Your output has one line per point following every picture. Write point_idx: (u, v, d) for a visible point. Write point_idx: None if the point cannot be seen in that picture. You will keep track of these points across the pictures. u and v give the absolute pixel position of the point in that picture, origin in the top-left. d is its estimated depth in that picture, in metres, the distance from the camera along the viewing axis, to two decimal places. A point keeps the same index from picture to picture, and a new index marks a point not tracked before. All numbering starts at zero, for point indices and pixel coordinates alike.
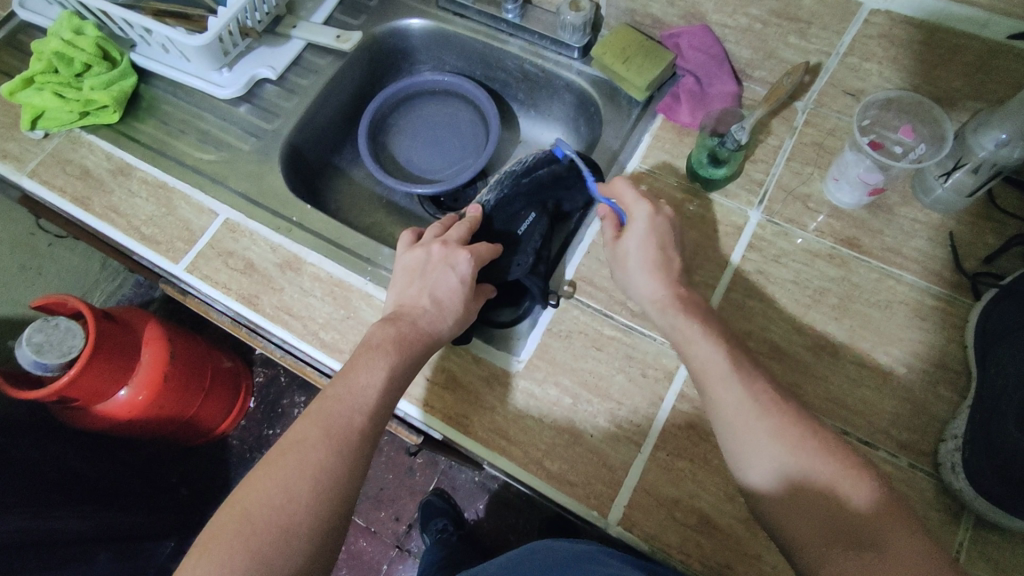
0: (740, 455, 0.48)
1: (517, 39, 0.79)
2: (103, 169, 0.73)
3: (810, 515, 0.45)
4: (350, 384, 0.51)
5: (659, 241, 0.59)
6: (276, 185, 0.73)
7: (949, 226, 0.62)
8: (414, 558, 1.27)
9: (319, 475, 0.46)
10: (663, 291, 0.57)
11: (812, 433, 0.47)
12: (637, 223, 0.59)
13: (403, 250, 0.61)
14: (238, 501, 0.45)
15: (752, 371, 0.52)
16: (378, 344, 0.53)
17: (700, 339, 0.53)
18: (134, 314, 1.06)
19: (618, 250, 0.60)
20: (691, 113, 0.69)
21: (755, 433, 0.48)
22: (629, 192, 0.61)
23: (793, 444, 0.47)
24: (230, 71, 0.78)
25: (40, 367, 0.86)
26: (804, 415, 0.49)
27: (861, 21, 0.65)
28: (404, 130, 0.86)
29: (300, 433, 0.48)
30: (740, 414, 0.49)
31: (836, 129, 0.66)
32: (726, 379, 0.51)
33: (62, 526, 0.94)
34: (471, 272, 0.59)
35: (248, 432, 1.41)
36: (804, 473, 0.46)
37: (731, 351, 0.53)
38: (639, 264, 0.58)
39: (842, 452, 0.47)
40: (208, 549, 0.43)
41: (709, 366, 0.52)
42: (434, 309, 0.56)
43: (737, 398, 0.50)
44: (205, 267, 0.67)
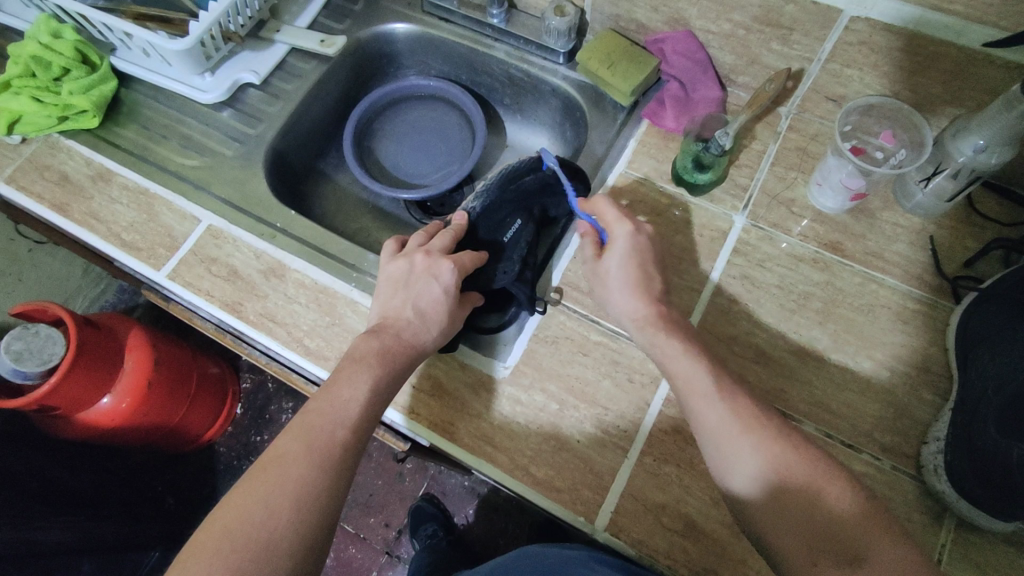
0: (723, 466, 0.48)
1: (503, 44, 0.79)
2: (83, 175, 0.72)
3: (790, 527, 0.45)
4: (333, 398, 0.51)
5: (640, 263, 0.58)
6: (260, 190, 0.73)
7: (930, 230, 0.62)
8: (404, 564, 1.26)
9: (301, 490, 0.46)
10: (644, 307, 0.56)
11: (797, 445, 0.48)
12: (617, 243, 0.59)
13: (387, 259, 0.61)
14: (218, 518, 0.45)
15: (732, 390, 0.51)
16: (361, 357, 0.53)
17: (680, 355, 0.53)
18: (117, 321, 1.05)
19: (598, 266, 0.60)
20: (676, 119, 0.69)
21: (741, 446, 0.47)
22: (610, 210, 0.60)
23: (779, 456, 0.47)
24: (213, 76, 0.77)
25: (19, 376, 0.85)
26: (788, 427, 0.49)
27: (839, 28, 0.63)
28: (389, 135, 0.85)
29: (282, 447, 0.48)
30: (722, 427, 0.48)
31: (819, 134, 0.67)
32: (709, 397, 0.50)
33: (44, 537, 0.93)
34: (454, 281, 0.58)
35: (235, 438, 1.40)
36: (787, 486, 0.46)
37: (710, 364, 0.52)
38: (620, 282, 0.58)
39: (828, 466, 0.47)
40: (187, 566, 0.42)
41: (691, 384, 0.51)
42: (418, 321, 0.56)
43: (720, 417, 0.49)
44: (188, 274, 0.66)
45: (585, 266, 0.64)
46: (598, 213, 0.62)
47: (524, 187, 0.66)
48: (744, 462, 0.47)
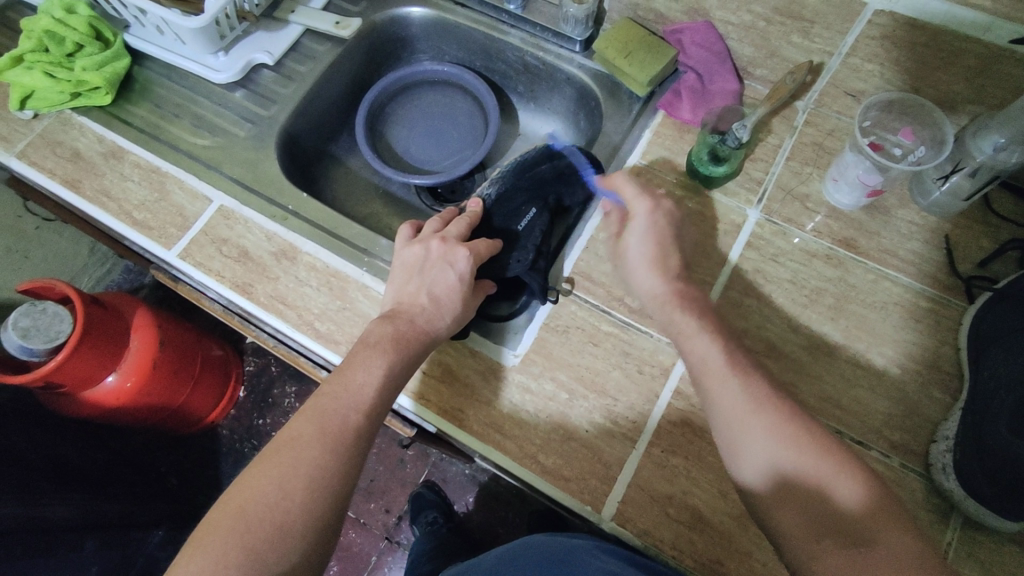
0: (732, 447, 0.49)
1: (519, 31, 0.78)
2: (95, 152, 0.72)
3: (792, 509, 0.46)
4: (346, 381, 0.51)
5: (660, 238, 0.59)
6: (272, 172, 0.72)
7: (945, 228, 0.62)
8: (403, 550, 1.27)
9: (314, 473, 0.46)
10: (662, 286, 0.57)
11: (809, 433, 0.48)
12: (637, 220, 0.59)
13: (402, 244, 0.61)
14: (233, 497, 0.45)
15: (750, 371, 0.51)
16: (375, 342, 0.53)
17: (699, 336, 0.53)
18: (123, 300, 1.05)
19: (620, 245, 0.61)
20: (693, 110, 0.69)
21: (751, 428, 0.48)
22: (629, 187, 0.61)
23: (789, 441, 0.47)
24: (226, 55, 0.76)
25: (26, 351, 0.85)
26: (801, 411, 0.49)
27: (864, 21, 0.67)
28: (401, 121, 0.85)
29: (296, 430, 0.48)
30: (735, 411, 0.49)
31: (836, 129, 0.66)
32: (722, 377, 0.51)
33: (48, 513, 0.92)
34: (469, 269, 0.58)
35: (238, 421, 1.40)
36: (792, 471, 0.46)
37: (726, 344, 0.53)
38: (638, 260, 0.59)
39: (841, 452, 0.47)
40: (203, 545, 0.43)
41: (708, 364, 0.52)
42: (432, 307, 0.56)
43: (733, 396, 0.50)
44: (199, 254, 0.66)
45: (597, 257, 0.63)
46: (616, 190, 0.62)
47: (539, 174, 0.68)
48: (753, 445, 0.48)
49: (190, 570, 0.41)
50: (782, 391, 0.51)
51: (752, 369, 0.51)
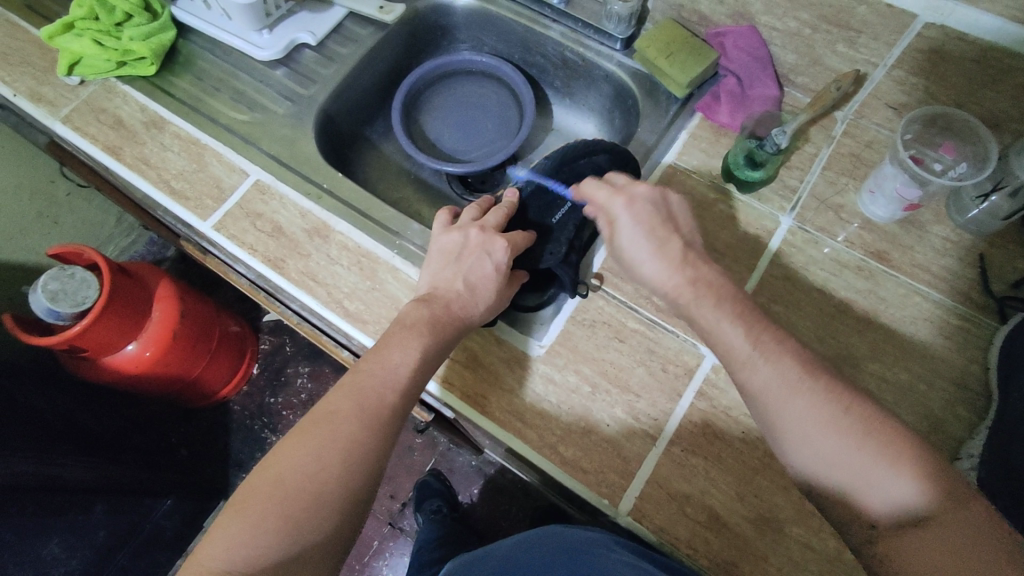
0: (773, 429, 0.48)
1: (560, 25, 0.78)
2: (137, 121, 0.73)
3: (849, 479, 0.45)
4: (384, 360, 0.51)
5: (649, 228, 0.56)
6: (308, 150, 0.73)
7: (980, 247, 0.61)
8: (406, 536, 1.27)
9: (351, 448, 0.47)
10: (677, 275, 0.54)
11: (849, 409, 0.46)
12: (620, 218, 0.57)
13: (440, 230, 0.61)
14: (271, 465, 0.46)
15: (781, 348, 0.49)
16: (411, 324, 0.53)
17: (723, 322, 0.51)
18: (148, 270, 1.07)
19: (617, 247, 0.58)
20: (731, 114, 0.68)
21: (789, 407, 0.47)
22: (598, 190, 0.59)
23: (830, 417, 0.46)
24: (270, 33, 0.77)
25: (53, 315, 0.86)
26: (842, 382, 0.48)
27: (912, 34, 0.66)
28: (436, 109, 0.86)
29: (334, 404, 0.49)
30: (770, 392, 0.48)
31: (875, 141, 0.65)
32: (751, 361, 0.49)
33: (66, 473, 0.93)
34: (506, 260, 0.58)
35: (250, 398, 1.42)
36: (843, 444, 0.45)
37: (753, 326, 0.51)
38: (639, 253, 0.56)
39: (888, 426, 0.45)
40: (242, 510, 0.44)
41: (733, 351, 0.50)
42: (468, 294, 0.57)
43: (765, 380, 0.48)
44: (233, 227, 0.67)
45: None
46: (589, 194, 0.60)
47: (576, 168, 0.66)
48: (795, 424, 0.46)
49: (230, 532, 0.43)
50: (818, 364, 0.49)
51: (781, 344, 0.50)
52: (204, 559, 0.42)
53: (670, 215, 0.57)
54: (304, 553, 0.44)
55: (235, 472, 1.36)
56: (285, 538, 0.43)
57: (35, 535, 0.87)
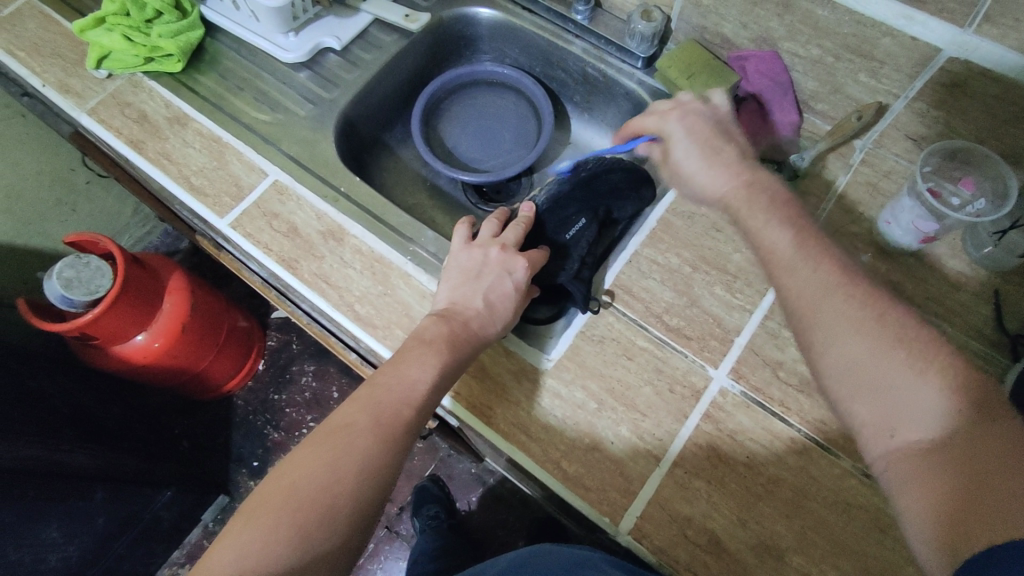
0: (803, 331, 0.46)
1: (582, 41, 0.79)
2: (162, 116, 0.74)
3: (873, 401, 0.42)
4: (402, 375, 0.52)
5: (702, 136, 0.60)
6: (328, 153, 0.74)
7: (995, 283, 0.61)
8: (402, 540, 1.27)
9: (366, 461, 0.48)
10: (729, 175, 0.57)
11: (889, 313, 0.43)
12: (674, 135, 0.61)
13: (460, 245, 0.62)
14: (285, 474, 0.47)
15: (823, 252, 0.48)
16: (431, 340, 0.55)
17: (772, 223, 0.51)
18: (161, 262, 1.08)
19: (673, 165, 0.62)
20: (750, 138, 0.71)
21: (822, 313, 0.45)
22: (648, 118, 0.65)
23: (868, 323, 0.43)
24: (296, 36, 0.79)
25: (66, 302, 0.88)
26: (886, 294, 0.45)
27: (934, 68, 0.59)
28: (455, 118, 0.86)
29: (351, 416, 0.50)
30: (807, 291, 0.46)
31: (892, 171, 0.65)
32: (791, 264, 0.48)
33: (70, 460, 0.94)
34: (525, 279, 0.60)
35: (254, 393, 1.42)
36: (874, 356, 0.42)
37: (801, 231, 0.50)
38: (697, 161, 0.59)
39: (915, 337, 0.42)
40: (255, 518, 0.44)
41: (776, 254, 0.49)
42: (486, 312, 0.58)
43: (805, 279, 0.47)
44: (249, 225, 0.68)
45: (639, 272, 0.64)
46: (643, 128, 0.66)
47: (595, 185, 0.66)
48: (826, 330, 0.44)
49: (241, 539, 0.43)
50: (860, 273, 0.47)
51: (824, 249, 0.48)
52: (213, 564, 0.42)
53: (720, 122, 0.62)
54: (314, 564, 0.44)
55: (236, 467, 1.37)
56: (295, 548, 0.43)
57: (30, 521, 0.86)
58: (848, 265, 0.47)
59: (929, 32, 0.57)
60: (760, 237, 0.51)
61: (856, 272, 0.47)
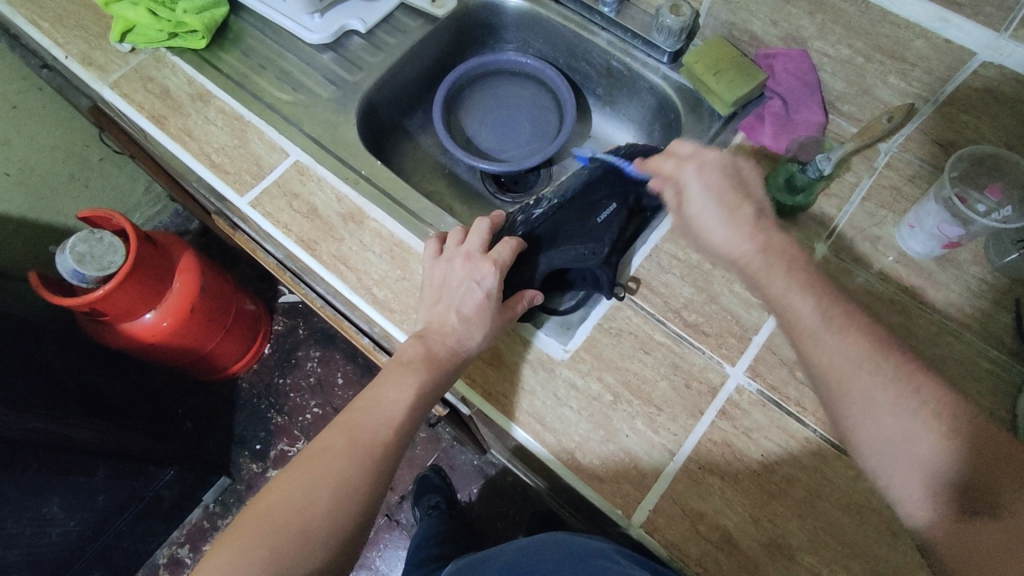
0: (832, 396, 0.47)
1: (608, 33, 0.78)
2: (184, 92, 0.74)
3: (910, 475, 0.44)
4: (379, 398, 0.55)
5: (720, 193, 0.54)
6: (349, 136, 0.74)
7: (1017, 292, 0.61)
8: (402, 529, 1.27)
9: (341, 483, 0.51)
10: (748, 242, 0.52)
11: (917, 387, 0.45)
12: (691, 184, 0.55)
13: (428, 261, 0.61)
14: (264, 499, 0.51)
15: (847, 318, 0.48)
16: (408, 360, 0.55)
17: (793, 292, 0.49)
18: (172, 241, 1.08)
19: (687, 219, 0.56)
20: (774, 137, 0.69)
21: (855, 383, 0.46)
22: (665, 162, 0.58)
23: (898, 393, 0.45)
24: (321, 18, 0.78)
25: (77, 276, 0.88)
26: (911, 361, 0.47)
27: (968, 71, 0.59)
28: (476, 107, 0.86)
29: (327, 440, 0.54)
30: (836, 364, 0.47)
31: (916, 176, 0.66)
32: (818, 334, 0.48)
33: (76, 435, 0.94)
34: (496, 283, 0.58)
35: (259, 376, 1.42)
36: (905, 425, 0.44)
37: (824, 299, 0.49)
38: (714, 222, 0.53)
39: (944, 410, 0.44)
40: (232, 540, 0.49)
41: (800, 323, 0.49)
42: (462, 326, 0.56)
43: (832, 351, 0.47)
44: (269, 205, 0.67)
45: (659, 266, 0.64)
46: (653, 170, 0.59)
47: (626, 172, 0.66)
48: (855, 403, 0.46)
49: (217, 562, 0.47)
50: (886, 340, 0.47)
51: (849, 315, 0.48)
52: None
53: (738, 177, 0.55)
54: None
55: (238, 449, 1.37)
56: (270, 569, 0.47)
57: (35, 493, 0.87)
58: (872, 333, 0.48)
59: (964, 36, 0.57)
60: (783, 301, 0.50)
61: (882, 337, 0.48)
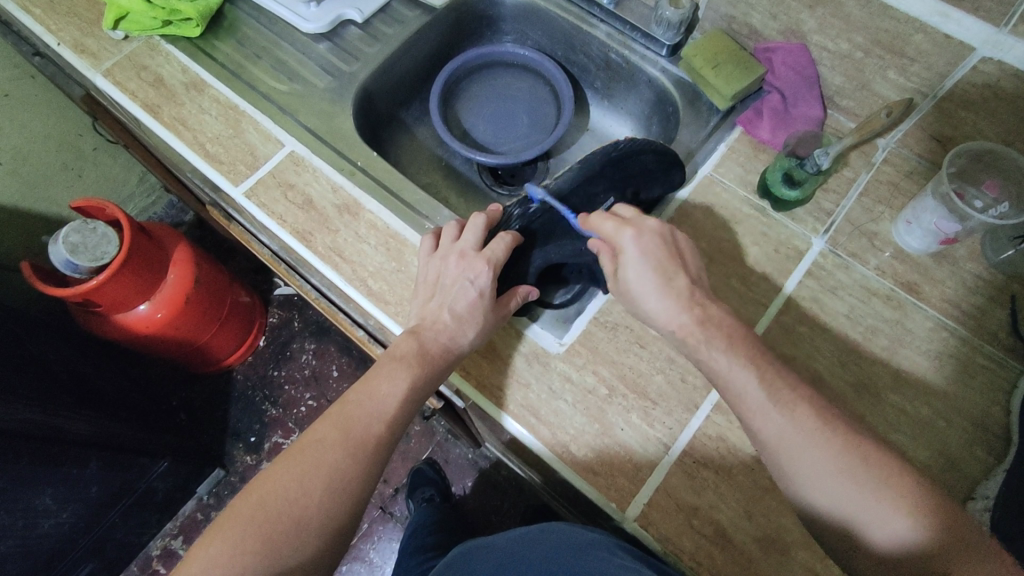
0: (783, 470, 0.47)
1: (607, 25, 0.78)
2: (178, 81, 0.73)
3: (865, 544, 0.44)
4: (372, 392, 0.55)
5: (657, 264, 0.54)
6: (344, 126, 0.73)
7: (1012, 288, 0.61)
8: (395, 522, 1.27)
9: (335, 475, 0.51)
10: (682, 313, 0.52)
11: (867, 456, 0.45)
12: (626, 254, 0.54)
13: (424, 257, 0.61)
14: (255, 489, 0.50)
15: (790, 391, 0.49)
16: (402, 356, 0.56)
17: (736, 365, 0.50)
18: (166, 233, 1.07)
19: (620, 284, 0.56)
20: (772, 131, 0.69)
21: (805, 459, 0.46)
22: (607, 224, 0.56)
23: (848, 466, 0.45)
24: (317, 7, 0.78)
25: (70, 267, 0.87)
26: (856, 430, 0.47)
27: (968, 67, 0.58)
28: (473, 99, 0.86)
29: (320, 432, 0.53)
30: (784, 441, 0.47)
31: (914, 172, 0.66)
32: (765, 410, 0.48)
33: (68, 426, 0.93)
34: (489, 283, 0.57)
35: (254, 369, 1.42)
36: (857, 498, 0.44)
37: (766, 373, 0.49)
38: (646, 290, 0.54)
39: (895, 476, 0.44)
40: (223, 530, 0.48)
41: (746, 398, 0.49)
42: (454, 324, 0.56)
43: (779, 428, 0.47)
44: (264, 195, 0.67)
45: None
46: (595, 228, 0.57)
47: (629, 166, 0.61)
48: (807, 478, 0.46)
49: (209, 552, 0.47)
50: (831, 412, 0.48)
51: (794, 389, 0.49)
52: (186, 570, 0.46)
53: (676, 248, 0.56)
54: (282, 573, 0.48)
55: (232, 442, 1.36)
56: (262, 560, 0.47)
57: (27, 484, 0.86)
58: (818, 404, 0.48)
59: (964, 31, 0.56)
60: (725, 378, 0.50)
61: (825, 407, 0.48)
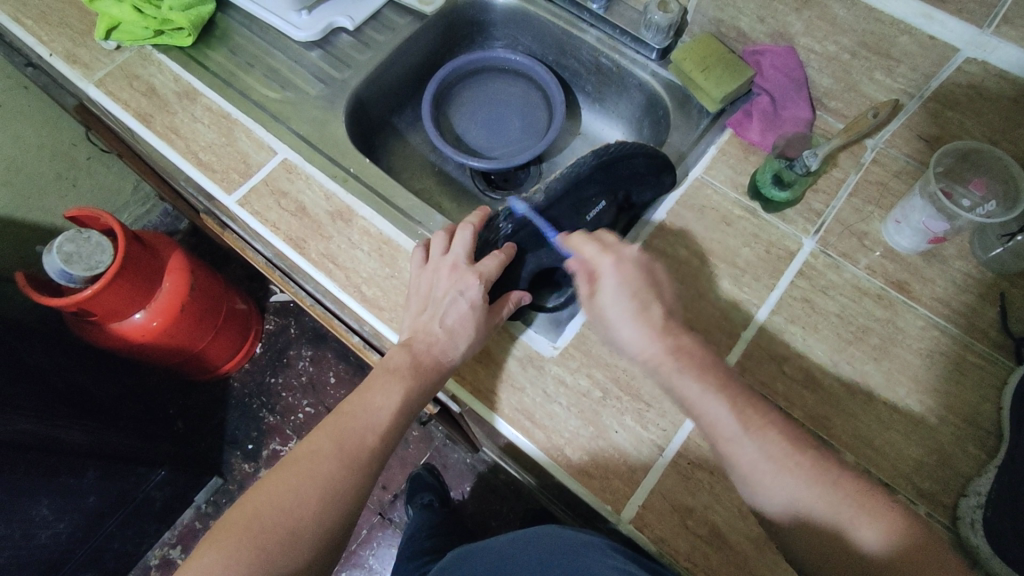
0: (755, 492, 0.48)
1: (596, 30, 0.78)
2: (170, 91, 0.73)
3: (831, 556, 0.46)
4: (367, 403, 0.55)
5: (633, 290, 0.54)
6: (337, 134, 0.73)
7: (1002, 286, 0.61)
8: (394, 528, 1.27)
9: (329, 487, 0.51)
10: (654, 343, 0.52)
11: (839, 479, 0.47)
12: (606, 276, 0.54)
13: (416, 270, 0.61)
14: (250, 500, 0.51)
15: (764, 419, 0.49)
16: (395, 368, 0.56)
17: (708, 395, 0.50)
18: (161, 241, 1.07)
19: (594, 306, 0.55)
20: (762, 134, 0.69)
21: (776, 482, 0.47)
22: (589, 245, 0.56)
23: (821, 490, 0.46)
24: (309, 15, 0.78)
25: (65, 276, 0.87)
26: (830, 453, 0.49)
27: (952, 67, 0.59)
28: (465, 105, 0.86)
29: (314, 443, 0.53)
30: (758, 469, 0.48)
31: (900, 172, 0.66)
32: (737, 438, 0.49)
33: (65, 436, 0.93)
34: (481, 295, 0.57)
35: (250, 376, 1.42)
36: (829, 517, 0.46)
37: (739, 402, 0.50)
38: (620, 316, 0.53)
39: (870, 493, 0.46)
40: (218, 541, 0.48)
41: (718, 428, 0.49)
42: (446, 337, 0.56)
43: (752, 456, 0.48)
44: (257, 203, 0.67)
45: None
46: (576, 248, 0.57)
47: (617, 170, 0.61)
48: (782, 499, 0.47)
49: (203, 562, 0.47)
50: (803, 439, 0.49)
51: (768, 416, 0.50)
52: None
53: (654, 280, 0.55)
54: None
55: (230, 449, 1.36)
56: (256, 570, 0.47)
57: (24, 495, 0.86)
58: (789, 429, 0.49)
59: (947, 32, 0.57)
60: (697, 408, 0.50)
61: (798, 433, 0.49)
